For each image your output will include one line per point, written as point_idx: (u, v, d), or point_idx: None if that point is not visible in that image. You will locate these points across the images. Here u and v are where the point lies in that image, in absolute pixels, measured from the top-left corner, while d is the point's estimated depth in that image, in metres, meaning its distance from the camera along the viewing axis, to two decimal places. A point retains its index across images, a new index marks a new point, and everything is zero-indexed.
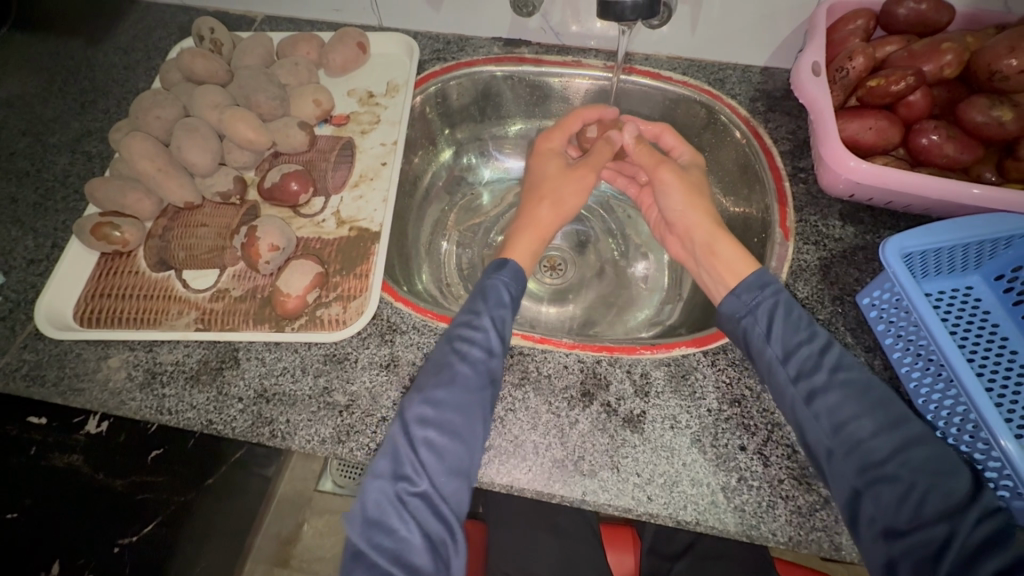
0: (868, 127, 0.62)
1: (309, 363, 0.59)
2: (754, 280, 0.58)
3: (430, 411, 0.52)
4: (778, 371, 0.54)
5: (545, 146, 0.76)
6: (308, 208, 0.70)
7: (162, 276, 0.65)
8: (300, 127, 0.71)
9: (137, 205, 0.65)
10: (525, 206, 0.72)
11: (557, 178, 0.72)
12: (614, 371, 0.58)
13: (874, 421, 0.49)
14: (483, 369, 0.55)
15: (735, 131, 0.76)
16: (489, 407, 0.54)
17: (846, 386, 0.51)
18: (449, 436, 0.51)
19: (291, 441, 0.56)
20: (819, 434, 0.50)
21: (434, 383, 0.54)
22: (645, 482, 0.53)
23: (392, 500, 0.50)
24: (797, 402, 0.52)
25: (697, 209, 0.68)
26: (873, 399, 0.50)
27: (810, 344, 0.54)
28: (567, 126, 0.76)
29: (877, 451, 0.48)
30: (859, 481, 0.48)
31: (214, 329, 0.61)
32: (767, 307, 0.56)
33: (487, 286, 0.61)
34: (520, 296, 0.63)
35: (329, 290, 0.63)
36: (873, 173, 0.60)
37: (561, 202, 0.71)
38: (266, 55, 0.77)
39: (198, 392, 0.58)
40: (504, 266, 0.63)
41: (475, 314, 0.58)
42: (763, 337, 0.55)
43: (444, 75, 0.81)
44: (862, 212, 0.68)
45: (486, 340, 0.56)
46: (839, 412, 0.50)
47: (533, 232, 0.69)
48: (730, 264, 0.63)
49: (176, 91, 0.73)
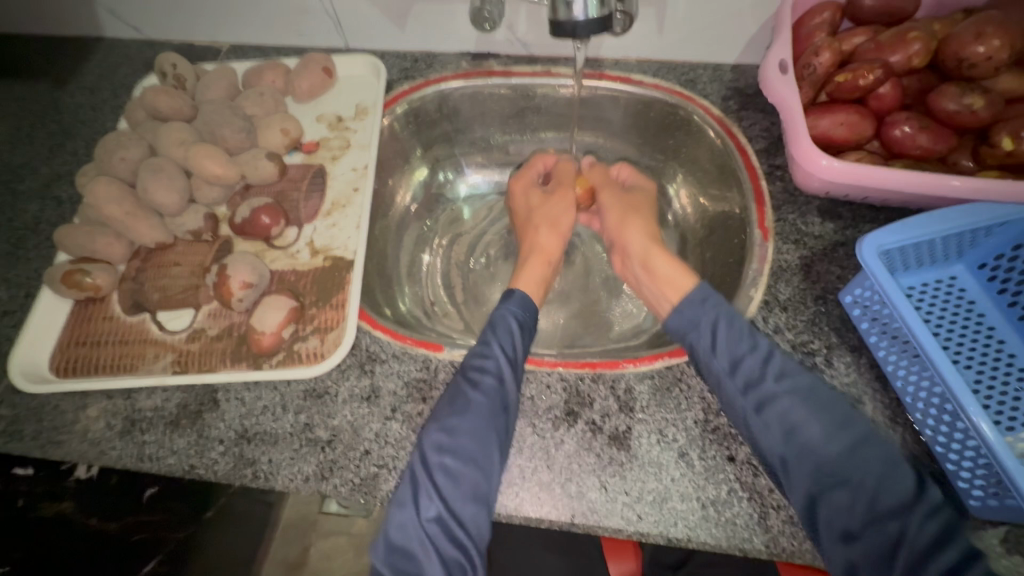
0: (839, 122, 0.61)
1: (289, 400, 0.59)
2: (696, 294, 0.60)
3: (446, 438, 0.52)
4: (726, 382, 0.53)
5: (516, 183, 0.80)
6: (281, 239, 0.69)
7: (137, 319, 0.64)
8: (269, 158, 0.71)
9: (107, 249, 0.65)
10: (525, 233, 0.76)
11: (540, 205, 0.77)
12: (597, 388, 0.58)
13: (821, 428, 0.49)
14: (496, 397, 0.54)
15: (709, 131, 0.76)
16: (505, 432, 0.53)
17: (791, 393, 0.51)
18: (465, 462, 0.51)
19: (274, 481, 0.55)
20: (771, 443, 0.50)
21: (449, 411, 0.53)
22: (635, 500, 0.52)
23: (412, 526, 0.50)
24: (747, 411, 0.52)
25: (633, 224, 0.72)
26: (818, 406, 0.50)
27: (754, 354, 0.54)
28: (534, 163, 0.81)
29: (825, 456, 0.48)
30: (814, 486, 0.48)
31: (191, 371, 0.61)
32: (711, 321, 0.57)
33: (497, 318, 0.61)
34: (531, 324, 0.63)
35: (306, 324, 0.62)
36: (847, 172, 0.59)
37: (558, 223, 0.75)
38: (231, 87, 0.76)
39: (177, 437, 0.57)
40: (511, 295, 0.64)
41: (487, 342, 0.57)
42: (709, 350, 0.55)
43: (413, 93, 0.80)
44: (840, 207, 0.67)
45: (498, 366, 0.55)
46: (790, 422, 0.50)
47: (540, 257, 0.72)
48: (672, 280, 0.64)
49: (140, 130, 0.72)
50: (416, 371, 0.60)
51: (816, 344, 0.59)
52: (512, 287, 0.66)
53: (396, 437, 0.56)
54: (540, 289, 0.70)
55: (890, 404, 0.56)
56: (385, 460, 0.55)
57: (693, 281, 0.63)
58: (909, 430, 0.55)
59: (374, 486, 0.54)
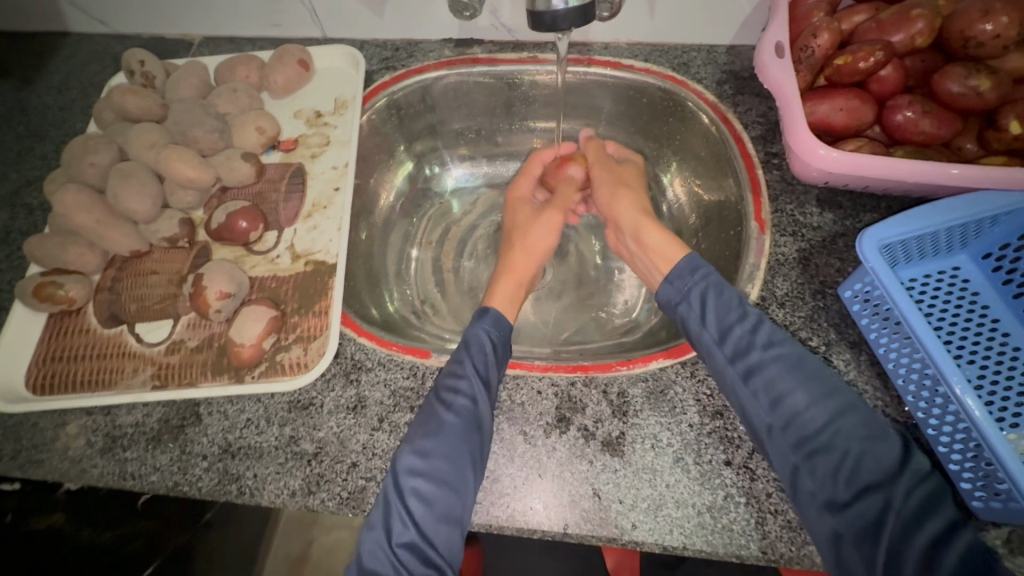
0: (838, 108, 0.58)
1: (273, 412, 0.57)
2: (686, 265, 0.58)
3: (418, 462, 0.50)
4: (715, 351, 0.52)
5: (512, 198, 0.76)
6: (260, 244, 0.67)
7: (115, 331, 0.62)
8: (245, 159, 0.68)
9: (80, 260, 0.62)
10: (503, 252, 0.71)
11: (526, 222, 0.72)
12: (590, 392, 0.56)
13: (809, 395, 0.48)
14: (471, 417, 0.52)
15: (703, 117, 0.72)
16: (479, 455, 0.51)
17: (779, 361, 0.49)
18: (438, 487, 0.49)
19: (260, 497, 0.53)
20: (758, 413, 0.49)
21: (422, 433, 0.52)
22: (628, 509, 0.51)
23: (384, 549, 0.48)
24: (735, 380, 0.50)
25: (627, 198, 0.68)
26: (805, 373, 0.48)
27: (743, 323, 0.52)
28: (529, 173, 0.77)
29: (811, 424, 0.47)
30: (797, 455, 0.46)
31: (171, 385, 0.59)
32: (700, 291, 0.55)
33: (470, 336, 0.58)
34: (506, 341, 0.59)
35: (288, 332, 0.61)
36: (847, 161, 0.56)
37: (534, 244, 0.70)
38: (202, 84, 0.72)
39: (160, 453, 0.56)
40: (485, 313, 0.61)
41: (460, 360, 0.55)
42: (699, 321, 0.54)
43: (395, 84, 0.77)
44: (840, 197, 0.64)
45: (472, 386, 0.53)
46: (777, 390, 0.48)
47: (511, 278, 0.67)
48: (662, 250, 0.62)
49: (110, 132, 0.69)
50: (403, 379, 0.58)
51: (815, 342, 0.57)
52: (486, 305, 0.63)
53: (383, 449, 0.55)
54: (515, 307, 0.65)
55: (891, 402, 0.54)
56: (373, 473, 0.54)
57: (684, 252, 0.60)
58: (911, 429, 0.53)
59: (362, 500, 0.53)
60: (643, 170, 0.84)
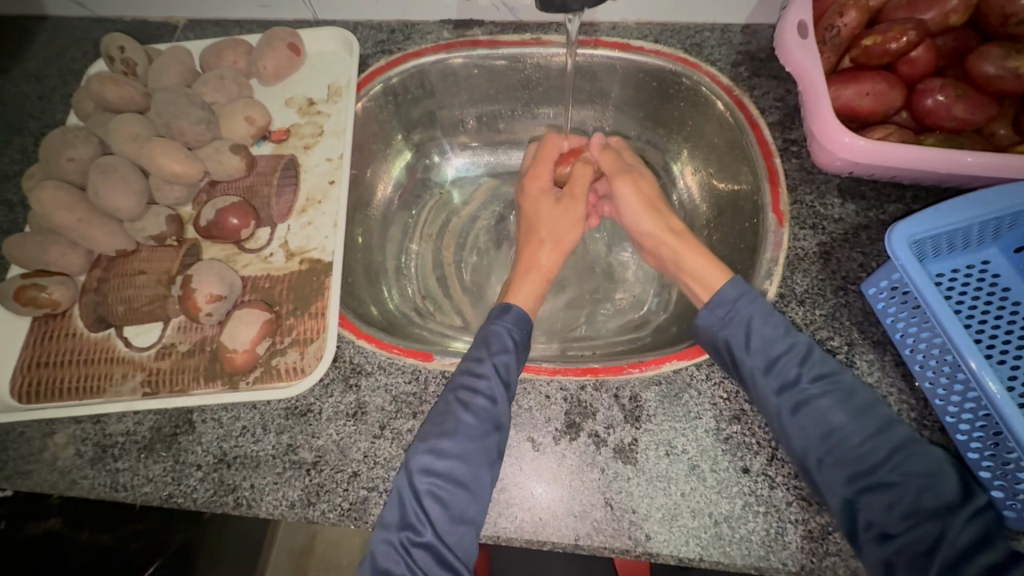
0: (864, 92, 0.55)
1: (269, 420, 0.55)
2: (728, 291, 0.53)
3: (434, 461, 0.48)
4: (760, 381, 0.50)
5: (529, 186, 0.70)
6: (253, 241, 0.64)
7: (102, 335, 0.59)
8: (234, 151, 0.64)
9: (62, 260, 0.59)
10: (528, 247, 0.66)
11: (549, 217, 0.67)
12: (600, 397, 0.53)
13: (860, 430, 0.47)
14: (489, 417, 0.49)
15: (717, 103, 0.68)
16: (497, 455, 0.49)
17: (828, 395, 0.48)
18: (456, 488, 0.47)
19: (258, 508, 0.51)
20: (807, 446, 0.47)
21: (437, 432, 0.49)
22: (643, 518, 0.49)
23: (397, 549, 0.46)
24: (782, 412, 0.49)
25: (657, 222, 0.64)
26: (856, 408, 0.47)
27: (791, 353, 0.50)
28: (546, 157, 0.71)
29: (864, 459, 0.46)
30: (849, 489, 0.45)
31: (162, 392, 0.56)
32: (744, 319, 0.52)
33: (489, 332, 0.55)
34: (527, 341, 0.56)
35: (284, 335, 0.58)
36: (874, 150, 0.53)
37: (561, 239, 0.66)
38: (187, 71, 0.68)
39: (153, 463, 0.54)
40: (508, 309, 0.57)
41: (480, 358, 0.53)
42: (742, 347, 0.51)
43: (392, 68, 0.73)
44: (863, 187, 0.61)
45: (491, 385, 0.51)
46: (827, 424, 0.47)
47: (538, 274, 0.64)
48: (702, 276, 0.58)
49: (90, 124, 0.65)
50: (404, 384, 0.56)
51: (837, 341, 0.55)
52: (510, 301, 0.60)
53: (385, 457, 0.52)
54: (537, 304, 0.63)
55: (916, 406, 0.52)
56: (375, 483, 0.52)
57: (727, 276, 0.57)
58: (938, 434, 0.51)
59: (365, 511, 0.51)
60: (652, 158, 0.81)
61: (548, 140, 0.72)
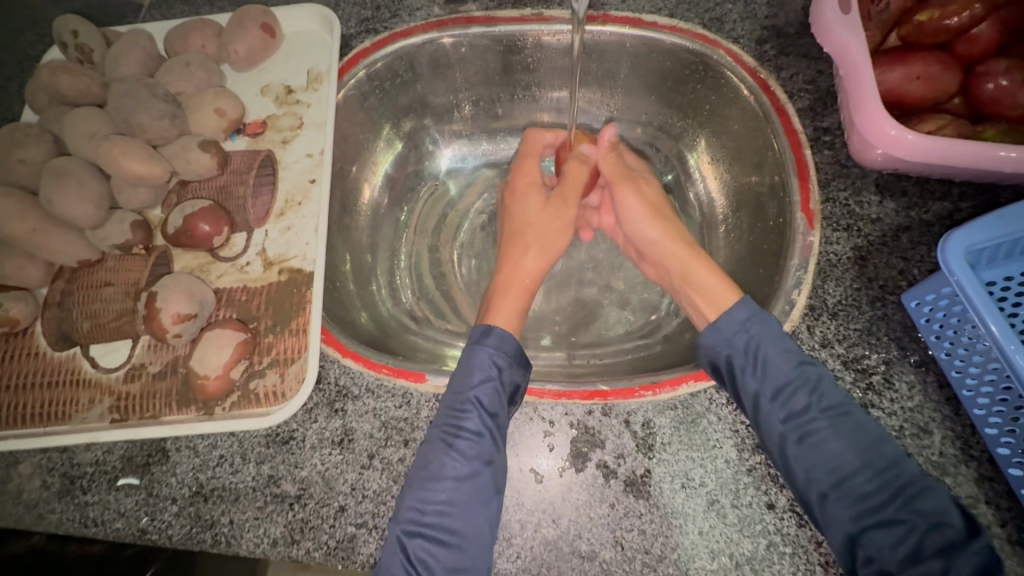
0: (914, 76, 0.48)
1: (249, 448, 0.50)
2: (738, 312, 0.48)
3: (422, 509, 0.44)
4: (766, 409, 0.45)
5: (517, 183, 0.65)
6: (228, 249, 0.58)
7: (67, 354, 0.55)
8: (203, 148, 0.58)
9: (20, 273, 0.54)
10: (508, 249, 0.62)
11: (537, 219, 0.62)
12: (609, 423, 0.48)
13: (869, 464, 0.41)
14: (478, 458, 0.45)
15: (740, 87, 0.61)
16: (491, 493, 0.45)
17: (837, 427, 0.43)
18: (447, 537, 0.43)
19: (238, 546, 0.47)
20: (811, 479, 0.42)
21: (423, 475, 0.45)
22: (657, 560, 0.44)
23: None
24: (787, 442, 0.44)
25: (666, 231, 0.59)
26: (863, 440, 0.42)
27: (801, 381, 0.45)
28: (530, 154, 0.66)
29: (870, 495, 0.41)
30: (854, 525, 0.40)
31: (132, 419, 0.52)
32: (754, 342, 0.47)
33: (470, 359, 0.50)
34: (518, 359, 0.51)
35: (262, 355, 0.53)
36: (926, 146, 0.46)
37: (549, 246, 0.61)
38: (148, 56, 0.61)
39: (124, 496, 0.50)
40: (489, 331, 0.52)
41: (460, 389, 0.48)
42: (748, 370, 0.46)
43: (377, 50, 0.66)
44: (904, 183, 0.54)
45: (477, 421, 0.46)
46: (834, 456, 0.42)
47: (518, 287, 0.59)
48: (711, 294, 0.54)
49: (43, 119, 0.59)
50: (394, 409, 0.51)
51: (873, 360, 0.49)
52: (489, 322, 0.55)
53: (375, 490, 0.48)
54: (521, 321, 0.58)
55: (963, 434, 0.46)
56: (363, 518, 0.47)
57: (737, 295, 0.53)
58: (986, 466, 0.45)
59: (353, 550, 0.47)
60: (665, 146, 0.74)
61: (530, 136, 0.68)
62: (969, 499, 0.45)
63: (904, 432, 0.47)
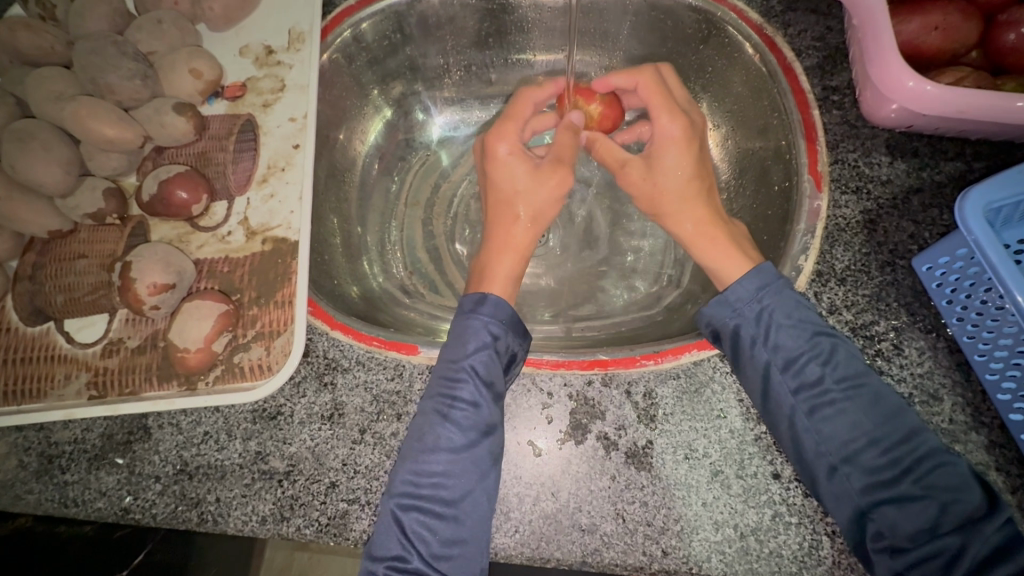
0: (932, 27, 0.46)
1: (235, 424, 0.48)
2: (752, 281, 0.46)
3: (417, 483, 0.42)
4: (775, 380, 0.43)
5: (497, 147, 0.55)
6: (208, 218, 0.56)
7: (40, 330, 0.52)
8: (178, 111, 0.55)
9: None
10: (492, 217, 0.55)
11: (526, 186, 0.54)
12: (610, 394, 0.47)
13: (885, 435, 0.40)
14: (473, 427, 0.43)
15: (745, 45, 0.58)
16: (489, 464, 0.43)
17: (854, 399, 0.41)
18: (444, 509, 0.42)
19: (225, 525, 0.46)
20: (821, 452, 0.41)
21: (416, 448, 0.43)
22: (660, 532, 0.43)
23: None
24: (797, 415, 0.42)
25: (683, 205, 0.52)
26: (878, 414, 0.41)
27: (816, 355, 0.43)
28: (519, 114, 0.56)
29: (881, 469, 0.39)
30: (864, 500, 0.39)
31: (110, 396, 0.50)
32: (765, 312, 0.45)
33: (461, 328, 0.47)
34: (516, 327, 0.48)
35: (247, 327, 0.51)
36: (944, 99, 0.43)
37: (540, 215, 0.54)
38: (116, 13, 0.57)
39: (105, 475, 0.48)
40: (483, 298, 0.48)
41: (453, 359, 0.46)
42: (757, 340, 0.44)
43: (363, 9, 0.62)
44: (916, 142, 0.52)
45: (473, 391, 0.44)
46: (847, 430, 0.41)
47: (512, 254, 0.53)
48: (722, 268, 0.50)
49: (4, 81, 0.55)
50: (386, 382, 0.49)
51: (882, 327, 0.47)
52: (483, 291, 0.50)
53: (367, 465, 0.46)
54: (516, 287, 0.53)
55: (974, 401, 0.45)
56: (356, 494, 0.46)
57: (747, 269, 0.49)
58: (997, 432, 0.44)
59: (345, 526, 0.45)
60: None
61: (523, 94, 0.57)
62: (980, 466, 0.43)
63: (913, 399, 0.45)
